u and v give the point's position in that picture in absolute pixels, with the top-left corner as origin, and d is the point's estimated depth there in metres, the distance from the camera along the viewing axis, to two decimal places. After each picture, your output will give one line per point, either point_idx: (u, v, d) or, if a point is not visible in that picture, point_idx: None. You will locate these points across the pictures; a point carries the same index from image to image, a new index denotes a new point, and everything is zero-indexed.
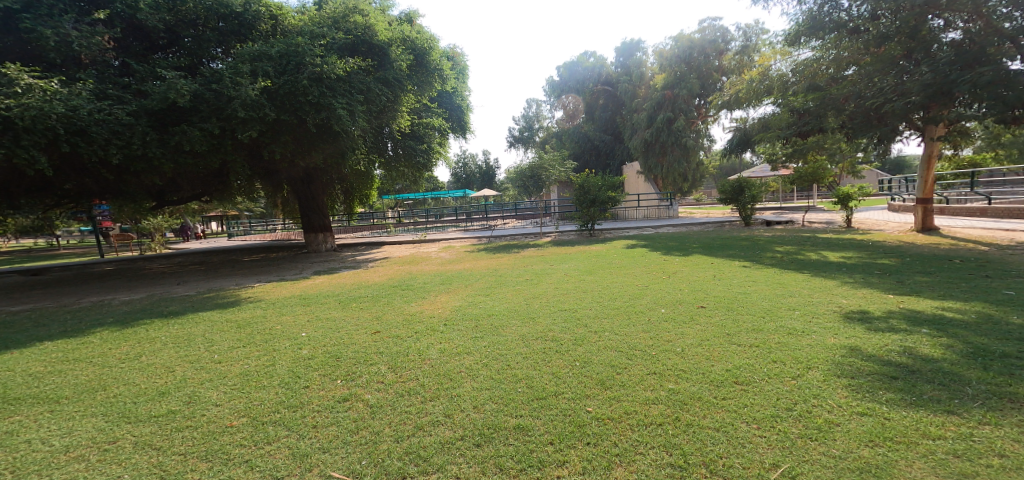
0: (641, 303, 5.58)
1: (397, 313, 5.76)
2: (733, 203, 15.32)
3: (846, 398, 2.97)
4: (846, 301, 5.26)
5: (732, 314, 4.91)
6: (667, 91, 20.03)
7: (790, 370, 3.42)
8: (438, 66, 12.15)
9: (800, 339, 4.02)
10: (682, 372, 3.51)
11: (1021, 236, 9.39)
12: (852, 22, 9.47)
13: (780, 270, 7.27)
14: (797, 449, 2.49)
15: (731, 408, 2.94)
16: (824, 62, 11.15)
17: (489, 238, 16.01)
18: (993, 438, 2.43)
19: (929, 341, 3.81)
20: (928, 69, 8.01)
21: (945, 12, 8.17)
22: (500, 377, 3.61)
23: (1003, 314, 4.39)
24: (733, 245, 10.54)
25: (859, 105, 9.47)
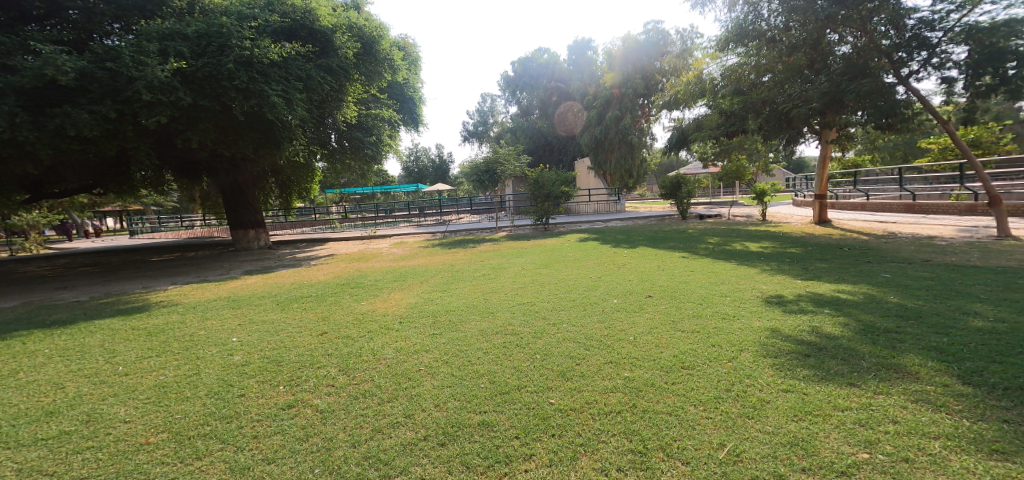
0: (595, 294, 5.60)
1: (346, 313, 5.39)
2: (671, 197, 15.92)
3: (773, 376, 3.06)
4: (766, 286, 5.56)
5: (676, 301, 5.04)
6: (615, 89, 20.48)
7: (726, 353, 3.50)
8: (388, 56, 11.60)
9: (732, 323, 4.16)
10: (636, 360, 3.50)
11: (892, 227, 10.36)
12: (770, 32, 9.86)
13: (713, 260, 7.60)
14: (739, 428, 2.51)
15: (680, 392, 2.93)
16: (747, 68, 11.17)
17: (442, 233, 15.60)
18: (887, 406, 2.59)
19: (831, 320, 4.08)
20: (825, 78, 8.69)
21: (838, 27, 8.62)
22: (460, 374, 3.43)
23: (884, 294, 4.82)
24: (674, 237, 10.96)
25: (773, 109, 10.15)
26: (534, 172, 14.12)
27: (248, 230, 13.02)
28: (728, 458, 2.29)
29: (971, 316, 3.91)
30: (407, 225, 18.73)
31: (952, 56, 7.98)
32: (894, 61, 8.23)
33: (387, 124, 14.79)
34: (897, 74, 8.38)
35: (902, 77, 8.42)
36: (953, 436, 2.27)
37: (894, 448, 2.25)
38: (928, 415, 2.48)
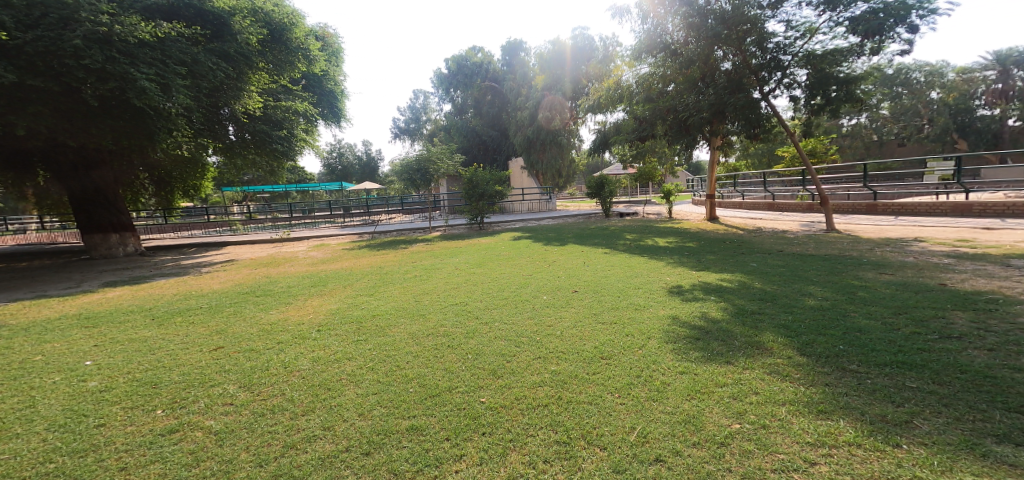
0: (526, 292, 5.68)
1: (249, 326, 4.70)
2: (597, 197, 16.79)
3: (674, 360, 3.36)
4: (670, 277, 6.08)
5: (598, 295, 5.32)
6: (548, 92, 21.00)
7: (638, 342, 3.76)
8: (301, 44, 11.33)
9: (642, 313, 4.51)
10: (563, 353, 3.60)
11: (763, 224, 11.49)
12: (673, 44, 10.59)
13: (630, 255, 8.16)
14: (646, 411, 2.71)
15: (600, 382, 3.09)
16: (655, 78, 11.64)
17: (371, 234, 14.99)
18: (752, 380, 2.98)
19: (714, 306, 4.56)
20: (712, 92, 9.72)
21: (723, 45, 9.60)
22: (388, 379, 3.23)
23: (751, 280, 5.50)
24: (598, 234, 11.58)
25: (675, 117, 10.94)
26: (470, 172, 14.04)
27: (108, 234, 11.45)
28: (638, 440, 2.45)
29: (806, 296, 4.62)
30: (332, 226, 17.76)
31: (797, 78, 9.32)
32: (759, 79, 9.50)
33: (303, 117, 13.90)
34: (760, 91, 9.66)
35: (764, 94, 9.67)
36: (794, 402, 2.69)
37: (756, 417, 2.57)
38: (778, 385, 2.90)
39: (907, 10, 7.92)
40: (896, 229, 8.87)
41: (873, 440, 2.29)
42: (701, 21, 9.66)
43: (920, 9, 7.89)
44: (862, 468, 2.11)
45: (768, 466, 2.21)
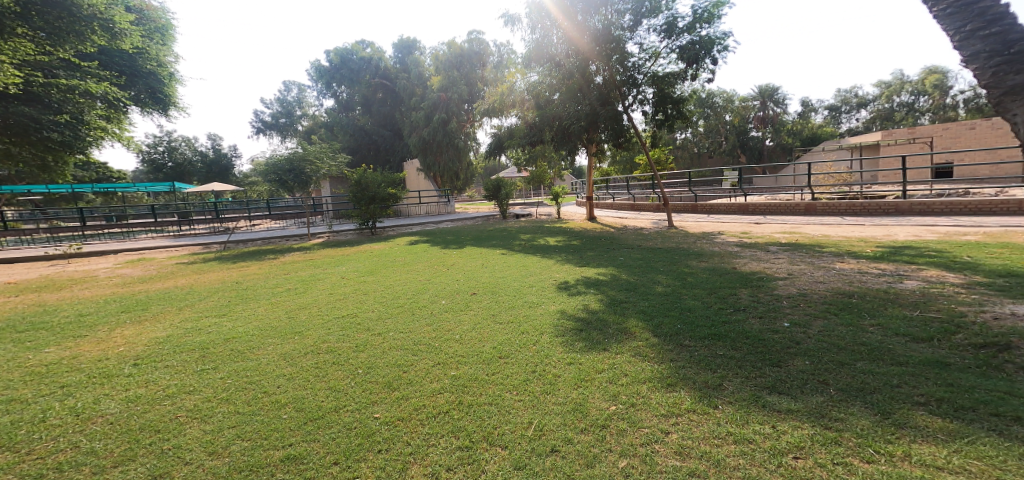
0: (423, 297, 5.57)
1: (7, 370, 3.72)
2: (494, 199, 17.12)
3: (566, 353, 3.61)
4: (561, 274, 6.50)
5: (496, 296, 5.46)
6: (443, 93, 20.78)
7: (533, 338, 3.96)
8: (92, 13, 9.45)
9: (536, 310, 4.76)
10: (461, 357, 3.61)
11: (629, 222, 12.95)
12: (557, 56, 11.27)
13: (525, 255, 8.50)
14: (540, 404, 2.86)
15: (500, 382, 3.17)
16: (545, 87, 11.91)
17: (221, 244, 13.18)
18: (624, 363, 3.35)
19: (595, 298, 5.02)
20: (586, 102, 10.78)
21: (598, 63, 10.65)
22: (251, 409, 2.93)
23: (620, 273, 6.15)
24: (495, 236, 11.88)
25: (559, 125, 11.70)
26: (359, 173, 13.22)
27: None
28: (535, 433, 2.57)
29: (657, 283, 5.32)
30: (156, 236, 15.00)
31: (645, 94, 10.73)
32: (621, 94, 10.82)
33: (100, 100, 11.67)
34: (623, 105, 11.00)
35: (626, 109, 10.94)
36: (652, 379, 3.09)
37: (626, 397, 2.89)
38: (641, 365, 3.31)
39: (713, 44, 9.63)
40: (709, 225, 10.48)
41: (702, 404, 2.74)
42: (580, 37, 10.64)
43: (719, 45, 9.70)
44: (697, 431, 2.48)
45: (638, 441, 2.46)
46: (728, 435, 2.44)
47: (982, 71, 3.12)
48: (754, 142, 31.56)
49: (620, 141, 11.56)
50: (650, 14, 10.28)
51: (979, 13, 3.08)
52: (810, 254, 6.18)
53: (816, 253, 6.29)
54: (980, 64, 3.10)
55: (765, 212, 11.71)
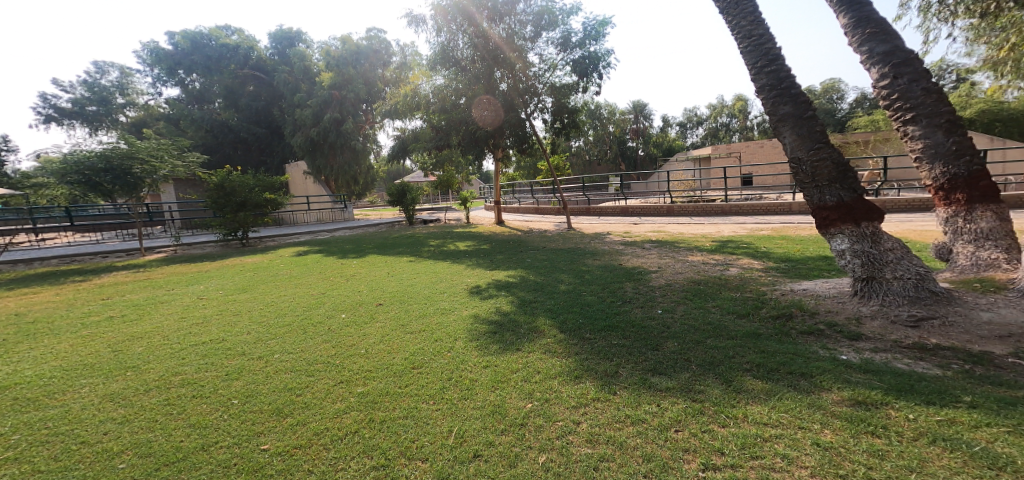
0: (318, 313, 5.16)
1: None
2: (399, 205, 16.63)
3: (480, 356, 3.65)
4: (471, 278, 6.55)
5: (404, 305, 5.31)
6: (335, 91, 19.31)
7: (447, 345, 3.94)
8: None
9: (449, 316, 4.73)
10: (369, 373, 3.46)
11: (535, 225, 13.46)
12: (462, 61, 11.15)
13: (434, 261, 8.39)
14: (459, 411, 2.86)
15: (414, 393, 3.11)
16: (450, 91, 11.50)
17: (25, 264, 10.68)
18: (535, 361, 3.49)
19: (506, 300, 5.15)
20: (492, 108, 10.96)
21: (503, 71, 10.92)
22: (64, 465, 2.47)
23: (527, 274, 6.37)
24: (401, 243, 11.55)
25: (468, 130, 11.52)
26: (220, 176, 11.48)
27: None
28: (456, 441, 2.56)
29: (560, 282, 5.62)
30: None
31: (545, 103, 11.26)
32: (524, 103, 11.24)
33: None
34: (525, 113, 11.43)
35: (529, 116, 11.39)
36: (561, 373, 3.26)
37: (540, 393, 3.01)
38: (550, 360, 3.48)
39: (599, 60, 10.48)
40: (602, 226, 11.35)
41: (603, 391, 2.97)
42: (485, 43, 10.69)
43: (605, 61, 10.59)
44: (603, 418, 2.68)
45: (553, 434, 2.58)
46: (627, 417, 2.67)
47: (764, 100, 3.97)
48: (630, 151, 36.42)
49: (523, 147, 12.03)
50: (549, 27, 10.85)
51: (765, 53, 3.94)
52: (671, 249, 7.04)
53: (674, 247, 7.21)
54: (764, 95, 3.96)
55: (642, 213, 13.07)
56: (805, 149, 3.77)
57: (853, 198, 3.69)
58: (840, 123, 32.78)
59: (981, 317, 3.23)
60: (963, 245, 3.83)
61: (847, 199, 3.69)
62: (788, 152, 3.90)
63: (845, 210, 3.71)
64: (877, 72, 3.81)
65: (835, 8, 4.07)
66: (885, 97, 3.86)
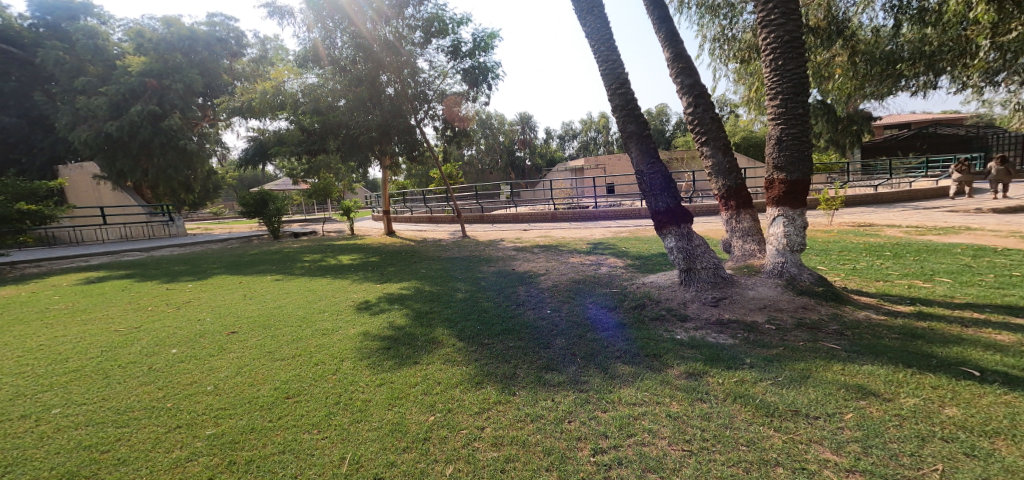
0: (129, 352, 4.22)
1: None
2: (257, 215, 14.79)
3: (371, 375, 3.47)
4: (357, 294, 6.18)
5: (270, 331, 4.73)
6: (148, 79, 15.45)
7: (330, 367, 3.67)
8: None
9: (331, 337, 4.39)
10: (224, 410, 3.04)
11: (429, 234, 13.25)
12: (341, 60, 10.32)
13: (311, 278, 7.73)
14: (351, 435, 2.68)
15: (290, 424, 2.83)
16: (324, 90, 10.89)
17: None
18: (435, 372, 3.44)
19: (399, 313, 4.97)
20: (377, 111, 10.44)
21: (390, 74, 10.64)
22: None
23: (421, 285, 6.24)
24: (266, 260, 10.40)
25: (347, 134, 11.08)
26: None
27: None
28: (351, 469, 2.39)
29: (457, 291, 5.62)
30: None
31: (436, 110, 11.16)
32: (413, 108, 11.09)
33: None
34: (416, 119, 11.21)
35: (419, 122, 11.22)
36: (463, 381, 3.26)
37: (442, 404, 2.97)
38: (451, 370, 3.45)
39: (489, 71, 10.78)
40: (498, 233, 11.64)
41: (505, 394, 3.04)
42: (368, 44, 10.05)
43: (494, 73, 10.92)
44: (505, 421, 2.74)
45: (458, 444, 2.56)
46: (528, 415, 2.78)
47: (619, 119, 4.50)
48: (519, 161, 39.07)
49: (413, 154, 11.86)
50: (438, 34, 10.85)
51: (617, 77, 4.42)
52: (556, 252, 7.52)
53: (558, 251, 7.72)
54: (617, 115, 4.49)
55: (531, 220, 13.73)
56: (645, 163, 4.39)
57: (677, 204, 4.41)
58: (667, 141, 40.37)
59: (750, 294, 4.18)
60: (737, 239, 4.93)
61: (672, 206, 4.40)
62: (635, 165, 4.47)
63: (671, 214, 4.44)
64: (686, 100, 4.71)
65: (661, 41, 4.80)
66: (688, 123, 4.77)
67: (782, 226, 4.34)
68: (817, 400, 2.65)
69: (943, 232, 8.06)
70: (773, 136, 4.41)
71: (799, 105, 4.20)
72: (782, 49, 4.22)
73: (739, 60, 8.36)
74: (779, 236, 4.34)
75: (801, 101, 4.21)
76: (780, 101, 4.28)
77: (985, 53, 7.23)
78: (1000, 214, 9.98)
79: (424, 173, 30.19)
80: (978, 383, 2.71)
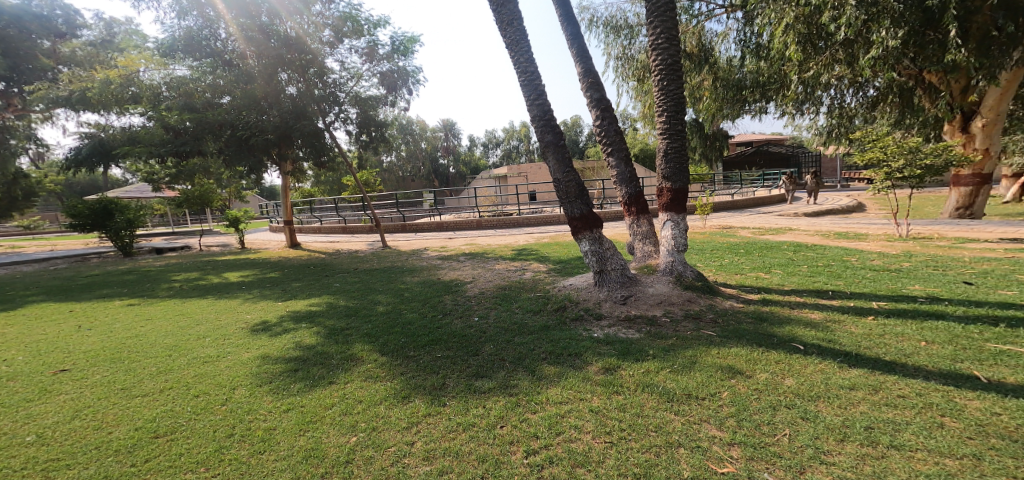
0: None
1: None
2: (96, 229, 12.54)
3: (273, 402, 3.15)
4: (250, 315, 5.54)
5: (127, 364, 4.04)
6: None
7: (216, 397, 3.26)
8: None
9: (216, 365, 3.89)
10: (60, 461, 2.56)
11: (342, 246, 12.44)
12: (227, 54, 9.61)
13: (188, 300, 6.78)
14: (251, 468, 2.43)
15: (162, 467, 2.47)
16: (201, 84, 9.70)
17: None
18: (354, 390, 3.24)
19: (307, 332, 4.59)
20: (275, 112, 9.43)
21: (290, 71, 9.80)
22: None
23: (336, 300, 5.84)
24: (120, 281, 8.87)
25: (233, 134, 9.58)
26: None
27: None
28: None
29: (377, 304, 5.36)
30: None
31: (348, 113, 10.56)
32: (321, 110, 10.33)
33: None
34: (324, 121, 10.48)
35: (327, 125, 10.47)
36: (387, 397, 3.12)
37: (365, 423, 2.81)
38: (373, 387, 3.28)
39: (409, 76, 10.53)
40: (420, 242, 11.32)
41: (434, 406, 2.97)
42: (263, 38, 9.30)
43: (415, 78, 10.68)
44: (436, 432, 2.68)
45: (387, 462, 2.45)
46: (458, 425, 2.75)
47: (536, 128, 4.70)
48: (444, 169, 38.45)
49: (320, 161, 11.01)
50: (352, 35, 10.50)
51: (535, 89, 4.60)
52: (481, 260, 7.54)
53: (483, 258, 7.76)
54: (535, 124, 4.67)
55: (456, 228, 13.61)
56: (561, 172, 4.61)
57: (590, 210, 4.66)
58: (580, 151, 42.73)
59: (650, 291, 4.59)
60: (638, 241, 5.36)
61: (587, 212, 4.64)
62: (553, 173, 4.67)
63: (586, 221, 4.67)
64: (594, 113, 5.07)
65: (573, 56, 5.11)
66: (598, 136, 5.10)
67: (670, 229, 4.85)
68: (703, 382, 3.02)
69: (773, 232, 9.72)
70: (661, 149, 4.93)
71: (678, 123, 4.77)
72: (665, 71, 4.76)
73: (636, 78, 9.27)
74: (668, 239, 4.84)
75: (681, 119, 4.79)
76: (665, 117, 4.81)
77: (795, 87, 9.08)
78: (832, 217, 12.24)
79: (332, 180, 28.29)
80: (804, 356, 3.31)
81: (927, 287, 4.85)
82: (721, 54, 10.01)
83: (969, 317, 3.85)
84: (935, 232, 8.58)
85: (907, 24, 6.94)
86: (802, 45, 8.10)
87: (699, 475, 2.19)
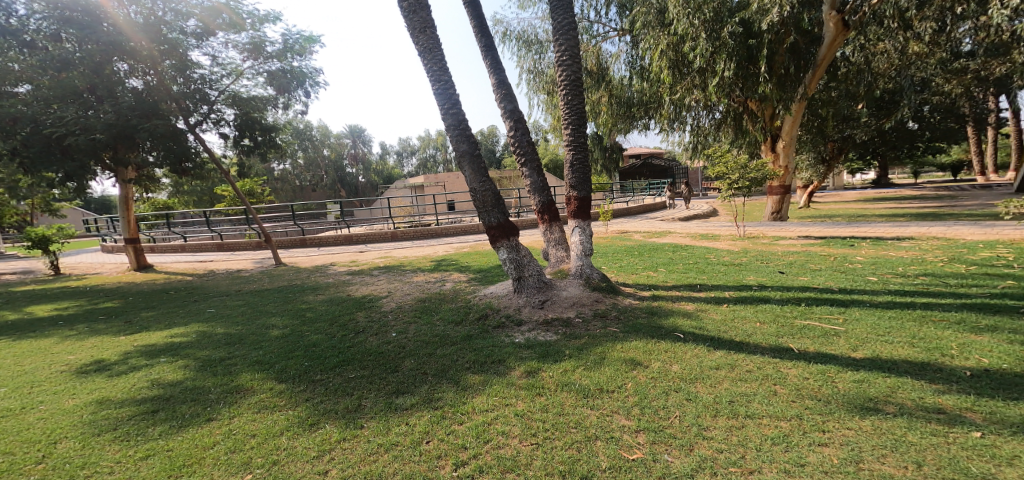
0: None
1: None
2: None
3: (122, 450, 2.58)
4: (74, 357, 4.44)
5: None
6: None
7: (29, 456, 2.57)
8: None
9: (22, 419, 3.04)
10: None
11: (212, 266, 10.77)
12: (26, 33, 7.56)
13: None
14: None
15: None
16: None
17: None
18: (243, 424, 2.82)
19: (170, 368, 3.86)
20: (110, 108, 7.74)
21: (130, 59, 8.17)
22: None
23: (214, 327, 5.02)
24: None
25: (36, 133, 7.57)
26: None
27: None
28: None
29: (271, 328, 4.73)
30: None
31: (222, 114, 9.28)
32: (181, 108, 8.91)
33: None
34: (185, 121, 9.06)
35: (191, 126, 9.01)
36: (290, 427, 2.77)
37: (263, 457, 2.47)
38: (269, 418, 2.89)
39: (304, 78, 9.65)
40: (322, 257, 10.36)
41: (348, 430, 2.71)
42: (92, 20, 7.70)
43: (312, 80, 9.84)
44: (354, 457, 2.45)
45: None
46: (378, 446, 2.55)
47: (451, 137, 4.65)
48: (350, 177, 35.88)
49: (179, 167, 9.47)
50: (228, 27, 9.39)
51: (448, 98, 4.55)
52: (398, 273, 7.15)
53: (400, 271, 7.38)
54: (450, 132, 4.62)
55: (367, 240, 12.72)
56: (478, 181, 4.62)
57: (505, 219, 4.71)
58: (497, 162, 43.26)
59: (564, 294, 4.79)
60: (552, 247, 5.59)
61: (502, 220, 4.70)
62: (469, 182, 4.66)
63: (502, 229, 4.72)
64: (507, 124, 5.18)
65: (488, 67, 5.16)
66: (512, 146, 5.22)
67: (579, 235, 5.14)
68: (612, 376, 3.24)
69: (658, 235, 10.90)
70: (568, 160, 5.21)
71: (582, 136, 5.10)
72: (569, 87, 5.06)
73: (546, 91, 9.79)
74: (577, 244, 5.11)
75: (584, 132, 5.12)
76: (570, 131, 5.11)
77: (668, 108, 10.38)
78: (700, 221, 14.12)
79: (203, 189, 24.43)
80: (684, 343, 3.74)
81: (759, 277, 5.86)
82: (614, 73, 11.09)
83: (785, 300, 4.73)
84: (761, 233, 10.38)
85: (738, 59, 8.42)
86: (671, 70, 9.30)
87: (615, 464, 2.31)
